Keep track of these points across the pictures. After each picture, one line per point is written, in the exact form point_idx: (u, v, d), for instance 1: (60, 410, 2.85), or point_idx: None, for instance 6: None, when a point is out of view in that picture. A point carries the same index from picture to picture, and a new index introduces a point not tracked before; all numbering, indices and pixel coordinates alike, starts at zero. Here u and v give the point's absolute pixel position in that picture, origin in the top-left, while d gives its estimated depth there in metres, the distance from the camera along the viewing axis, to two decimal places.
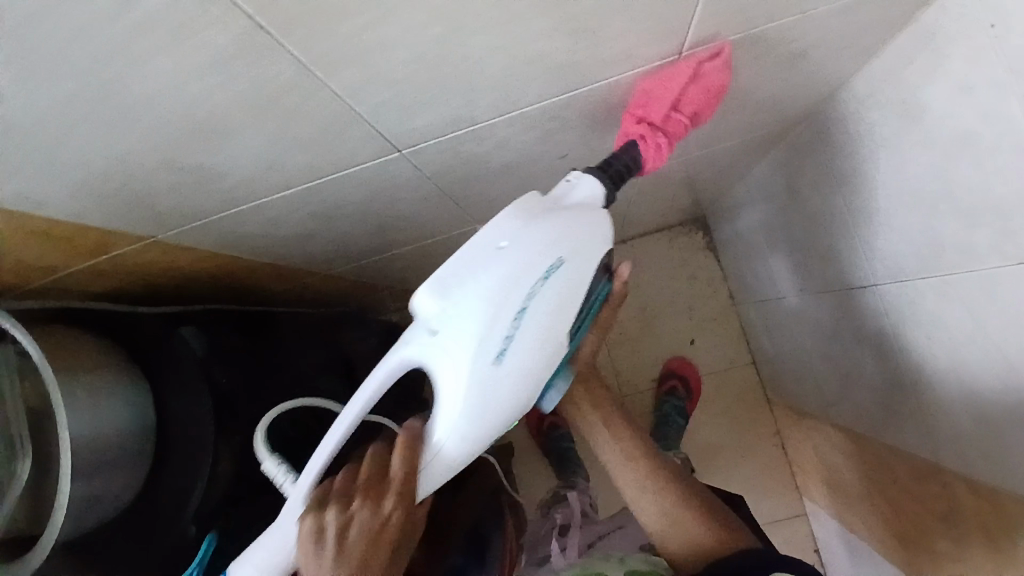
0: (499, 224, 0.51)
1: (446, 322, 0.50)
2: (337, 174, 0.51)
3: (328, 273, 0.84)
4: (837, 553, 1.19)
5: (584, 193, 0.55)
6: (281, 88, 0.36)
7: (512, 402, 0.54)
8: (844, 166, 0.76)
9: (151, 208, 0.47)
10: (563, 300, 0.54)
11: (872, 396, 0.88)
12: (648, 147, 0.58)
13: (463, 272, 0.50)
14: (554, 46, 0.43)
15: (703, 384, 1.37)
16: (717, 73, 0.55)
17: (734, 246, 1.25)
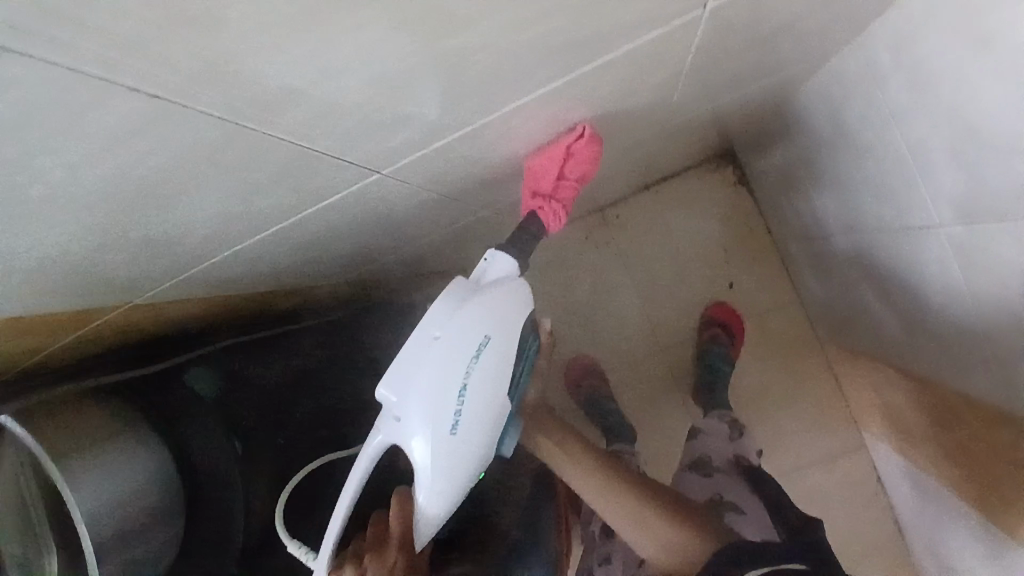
0: (431, 317, 0.56)
1: (405, 412, 0.56)
2: (315, 207, 0.45)
3: (340, 283, 0.79)
4: (903, 490, 1.14)
5: (500, 271, 0.62)
6: (218, 142, 0.31)
7: (471, 456, 0.62)
8: (903, 97, 0.66)
9: (120, 278, 0.43)
10: (498, 367, 0.61)
11: (935, 338, 0.81)
12: (547, 214, 0.65)
13: (408, 367, 0.56)
14: (552, 27, 0.35)
15: (746, 327, 1.30)
16: (591, 146, 0.62)
17: (772, 180, 1.14)
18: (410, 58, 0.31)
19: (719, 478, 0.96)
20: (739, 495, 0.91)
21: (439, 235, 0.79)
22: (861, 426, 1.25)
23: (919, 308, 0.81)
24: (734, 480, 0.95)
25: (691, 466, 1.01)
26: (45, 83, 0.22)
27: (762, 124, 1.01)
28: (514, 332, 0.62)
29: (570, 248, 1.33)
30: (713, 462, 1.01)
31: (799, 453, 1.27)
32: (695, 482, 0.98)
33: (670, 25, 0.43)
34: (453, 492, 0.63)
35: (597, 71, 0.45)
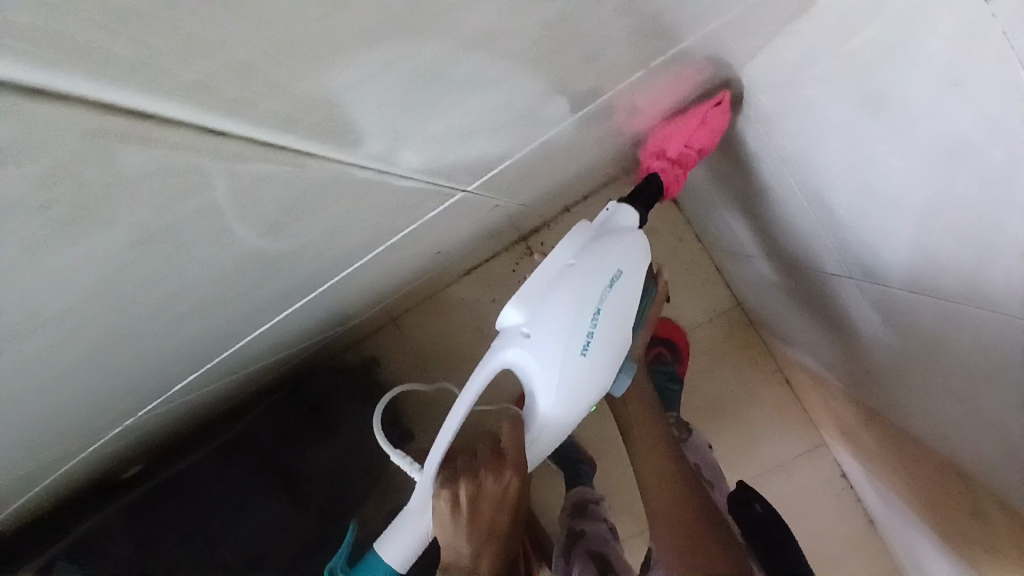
0: (566, 245, 0.59)
1: (536, 327, 0.58)
2: None
3: (203, 393, 0.70)
4: (865, 486, 1.12)
5: (622, 221, 0.64)
6: None
7: (593, 381, 0.63)
8: (797, 143, 0.60)
9: None
10: (626, 300, 0.62)
11: (874, 368, 0.76)
12: (668, 176, 0.75)
13: (544, 287, 0.58)
14: None
15: (691, 342, 1.25)
16: (722, 115, 0.68)
17: (693, 192, 1.07)
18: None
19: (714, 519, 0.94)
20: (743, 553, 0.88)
21: (308, 321, 0.68)
22: (818, 425, 1.22)
23: (855, 343, 0.77)
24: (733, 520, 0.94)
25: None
26: None
27: None
28: (641, 272, 0.63)
29: (498, 285, 1.22)
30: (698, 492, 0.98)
31: (761, 457, 1.24)
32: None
33: None
34: (575, 409, 0.64)
35: None
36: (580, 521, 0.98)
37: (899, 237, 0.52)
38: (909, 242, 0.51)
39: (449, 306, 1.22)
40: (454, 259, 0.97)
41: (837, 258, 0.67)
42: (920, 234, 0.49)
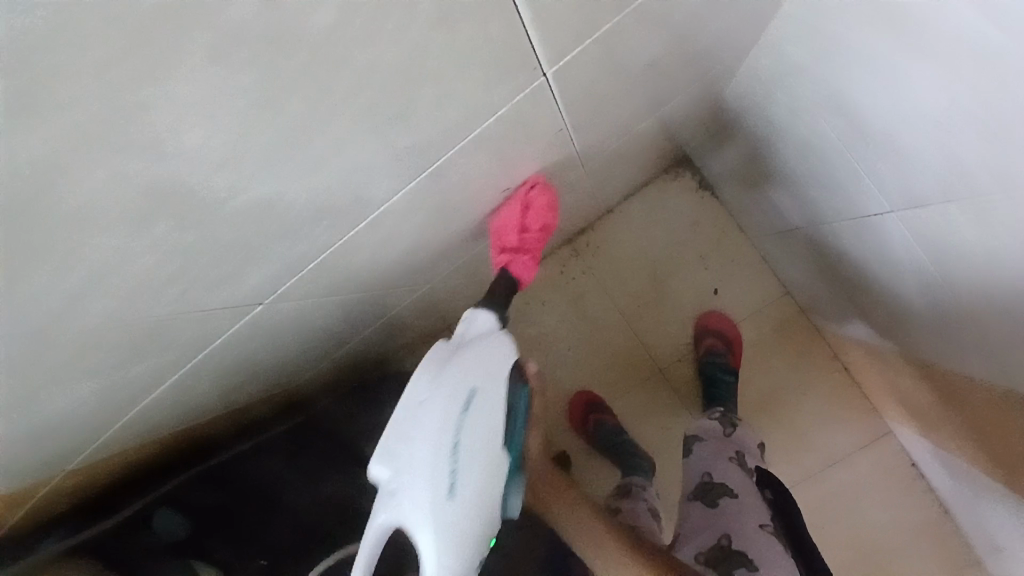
0: (419, 383, 0.60)
1: (399, 484, 0.54)
2: (203, 353, 0.44)
3: (297, 381, 0.75)
4: (933, 467, 1.09)
5: (481, 331, 0.63)
6: (40, 364, 0.31)
7: (479, 527, 0.54)
8: (827, 93, 0.64)
9: (30, 466, 0.43)
10: (492, 424, 0.57)
11: (932, 315, 0.76)
12: (517, 266, 0.68)
13: (406, 437, 0.57)
14: (365, 149, 0.31)
15: (742, 331, 1.25)
16: (546, 194, 0.66)
17: (729, 179, 1.11)
18: (205, 197, 0.27)
19: (729, 507, 0.82)
20: (760, 541, 0.77)
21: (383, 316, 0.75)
22: (881, 410, 1.20)
23: (910, 291, 0.77)
24: (757, 504, 0.83)
25: (694, 493, 0.88)
26: None
27: (707, 128, 0.98)
28: (504, 382, 0.59)
29: (547, 286, 1.28)
30: (715, 481, 0.86)
31: (824, 450, 1.22)
32: (700, 514, 0.84)
33: (515, 102, 0.37)
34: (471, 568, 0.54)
35: (456, 164, 0.40)
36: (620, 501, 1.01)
37: (939, 161, 0.55)
38: (948, 164, 0.54)
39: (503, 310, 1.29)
40: None
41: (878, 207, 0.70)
42: (958, 153, 0.52)
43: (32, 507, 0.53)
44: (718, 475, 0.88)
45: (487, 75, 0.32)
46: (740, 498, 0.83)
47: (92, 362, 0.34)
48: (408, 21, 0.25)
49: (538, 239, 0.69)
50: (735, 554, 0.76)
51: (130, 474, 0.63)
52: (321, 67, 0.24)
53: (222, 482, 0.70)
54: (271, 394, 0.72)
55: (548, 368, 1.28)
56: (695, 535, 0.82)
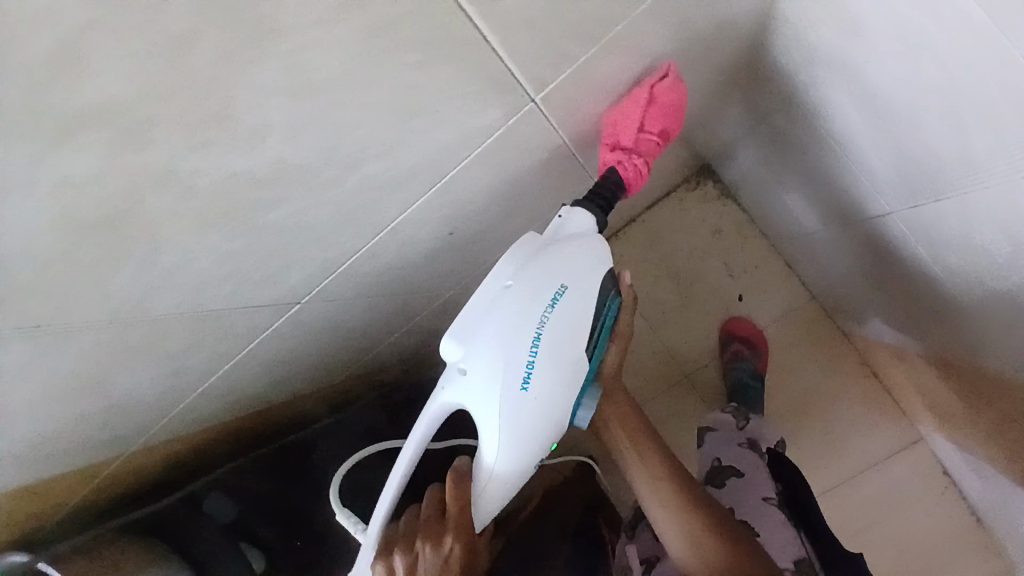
0: (503, 265, 0.55)
1: (474, 363, 0.54)
2: (250, 345, 0.51)
3: (336, 384, 0.81)
4: (970, 477, 1.09)
5: (576, 225, 0.58)
6: (121, 345, 0.37)
7: (541, 421, 0.57)
8: (828, 90, 0.67)
9: (104, 440, 0.51)
10: (574, 323, 0.56)
11: (949, 308, 0.78)
12: (629, 169, 0.61)
13: (481, 318, 0.54)
14: (381, 170, 0.38)
15: (768, 336, 1.27)
16: (675, 91, 0.59)
17: (749, 185, 1.15)
18: (254, 208, 0.33)
19: (735, 486, 0.88)
20: (763, 512, 0.84)
21: (412, 326, 0.80)
22: (911, 414, 1.19)
23: (929, 286, 0.79)
24: (763, 478, 0.88)
25: (706, 478, 0.92)
26: None
27: (721, 132, 1.03)
28: (595, 285, 0.58)
29: None
30: (723, 464, 0.92)
31: (855, 455, 1.21)
32: (710, 496, 0.90)
33: (507, 125, 0.43)
34: (526, 455, 0.57)
35: (461, 177, 0.46)
36: None
37: (938, 143, 0.58)
38: (947, 144, 0.57)
39: None
40: None
41: (889, 192, 0.72)
42: (956, 136, 0.55)
43: (98, 482, 0.61)
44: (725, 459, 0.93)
45: (484, 102, 0.39)
46: (745, 476, 0.88)
47: (165, 351, 0.41)
48: (407, 62, 0.31)
49: (654, 146, 0.61)
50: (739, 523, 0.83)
51: (187, 460, 0.71)
52: (342, 103, 0.31)
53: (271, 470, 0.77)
54: (312, 396, 0.79)
55: None
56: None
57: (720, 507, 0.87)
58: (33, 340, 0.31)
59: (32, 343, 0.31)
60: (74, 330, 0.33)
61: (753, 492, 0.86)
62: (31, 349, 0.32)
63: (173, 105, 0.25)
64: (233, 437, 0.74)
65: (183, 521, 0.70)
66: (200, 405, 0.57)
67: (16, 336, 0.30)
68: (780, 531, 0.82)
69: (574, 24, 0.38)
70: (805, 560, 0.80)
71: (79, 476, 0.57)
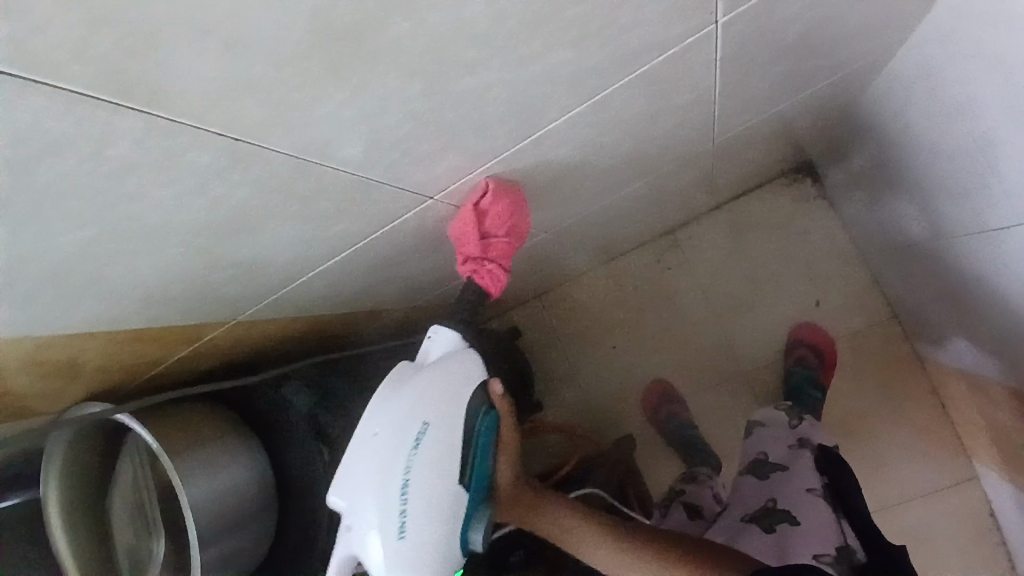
0: (371, 412, 0.53)
1: (354, 517, 0.50)
2: (377, 232, 0.52)
3: (420, 307, 0.81)
4: (1019, 521, 1.05)
5: (442, 347, 0.56)
6: (283, 189, 0.38)
7: (435, 558, 0.53)
8: (978, 90, 0.64)
9: (223, 296, 0.53)
10: (445, 450, 0.52)
11: None
12: (485, 277, 0.57)
13: (353, 470, 0.51)
14: (563, 61, 0.37)
15: (838, 348, 1.23)
16: (506, 199, 0.53)
17: (852, 188, 1.11)
18: (451, 71, 0.33)
19: (779, 478, 0.91)
20: (806, 502, 0.85)
21: None
22: (971, 453, 1.15)
23: None
24: (808, 471, 0.90)
25: (747, 469, 0.96)
26: (173, 154, 0.30)
27: (840, 124, 0.99)
28: (464, 406, 0.54)
29: (644, 270, 1.31)
30: (769, 460, 0.95)
31: (900, 483, 1.18)
32: (753, 484, 0.92)
33: (684, 43, 0.42)
34: None
35: (617, 96, 0.46)
36: (685, 485, 1.06)
37: None
38: None
39: (595, 285, 1.33)
40: (612, 228, 1.09)
41: (1020, 205, 0.68)
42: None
43: (196, 347, 0.63)
44: (772, 455, 0.97)
45: (678, 11, 0.38)
46: (790, 470, 0.91)
47: (309, 210, 0.42)
48: None
49: (505, 247, 0.57)
50: (779, 512, 0.84)
51: (272, 350, 0.73)
52: None
53: (346, 375, 0.79)
54: (396, 315, 0.80)
55: (630, 351, 1.31)
56: (745, 499, 0.91)
57: (762, 496, 0.89)
58: (224, 152, 0.32)
59: (220, 153, 0.32)
60: (256, 155, 0.33)
61: (797, 482, 0.88)
62: (217, 161, 0.32)
63: None
64: (317, 336, 0.76)
65: (263, 404, 0.73)
66: (308, 288, 0.59)
67: (218, 144, 0.31)
68: (822, 521, 0.82)
69: None
70: (846, 548, 0.78)
71: (185, 335, 0.59)
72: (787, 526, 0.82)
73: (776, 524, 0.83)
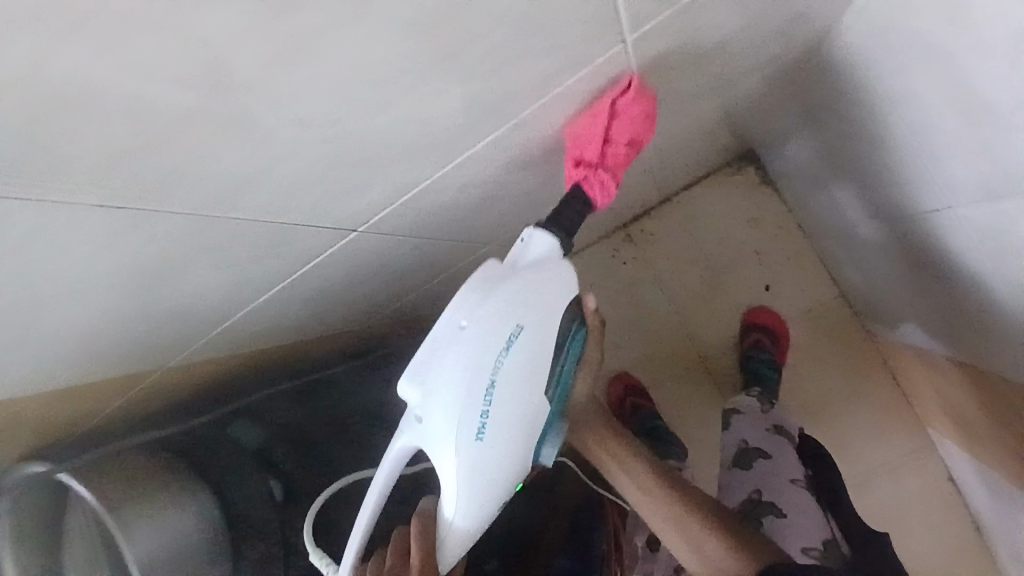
0: (458, 304, 0.50)
1: (426, 411, 0.51)
2: (306, 268, 0.50)
3: (369, 328, 0.80)
4: (975, 487, 1.10)
5: (540, 250, 0.53)
6: (188, 241, 0.36)
7: (507, 467, 0.53)
8: (909, 78, 0.66)
9: (151, 344, 0.50)
10: (534, 363, 0.52)
11: (986, 312, 0.78)
12: (594, 185, 0.54)
13: (432, 361, 0.51)
14: (474, 92, 0.36)
15: (791, 330, 1.26)
16: (642, 100, 0.51)
17: (795, 173, 1.13)
18: (347, 117, 0.32)
19: (762, 467, 0.90)
20: (789, 493, 0.86)
21: (449, 279, 0.79)
22: (926, 422, 1.19)
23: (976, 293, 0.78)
24: (790, 461, 0.90)
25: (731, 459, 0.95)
26: (53, 225, 0.29)
27: (777, 113, 1.01)
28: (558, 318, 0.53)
29: (599, 266, 1.32)
30: (750, 445, 0.94)
31: (862, 455, 1.22)
32: (737, 476, 0.91)
33: (596, 63, 0.42)
34: (490, 503, 0.54)
35: (539, 115, 0.45)
36: None
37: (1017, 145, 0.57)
38: None
39: None
40: None
41: (953, 187, 0.70)
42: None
43: (133, 396, 0.61)
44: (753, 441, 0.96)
45: (585, 32, 0.37)
46: (773, 457, 0.91)
47: (224, 255, 0.40)
48: None
49: (625, 157, 0.54)
50: (763, 505, 0.85)
51: (212, 388, 0.71)
52: (453, 20, 0.29)
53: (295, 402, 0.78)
54: (341, 339, 0.78)
55: None
56: (729, 492, 0.91)
57: (746, 488, 0.88)
58: (112, 217, 0.30)
59: (111, 217, 0.30)
60: (152, 214, 0.32)
61: (781, 473, 0.88)
62: (111, 224, 0.31)
63: None
64: (263, 368, 0.73)
65: (212, 443, 0.72)
66: (241, 327, 0.57)
67: (100, 211, 0.29)
68: (809, 511, 0.84)
69: None
70: (831, 539, 0.82)
71: (117, 385, 0.56)
72: (773, 519, 0.84)
73: (762, 518, 0.84)
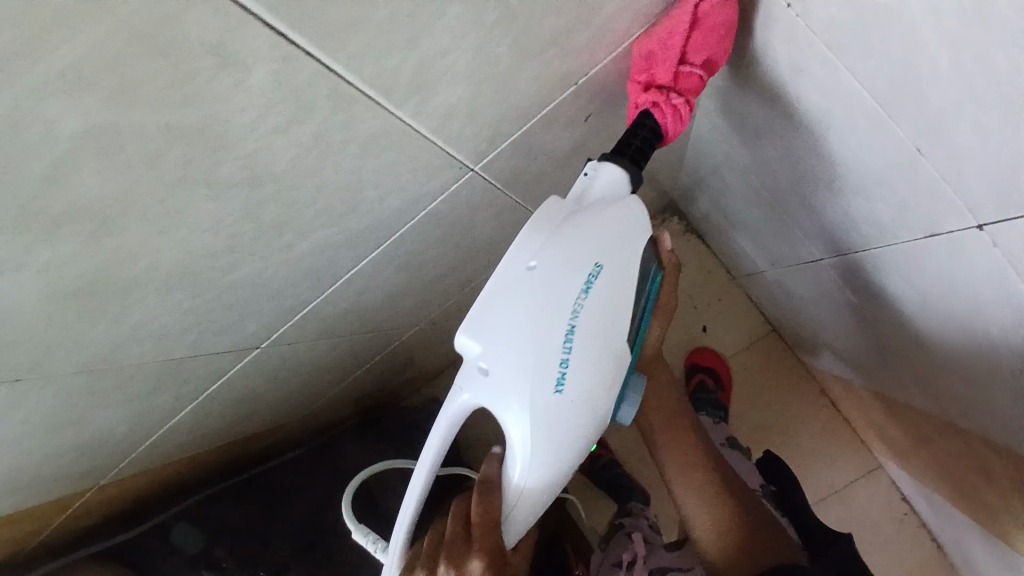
0: (524, 242, 0.47)
1: (494, 363, 0.47)
2: (219, 382, 0.55)
3: (307, 416, 0.83)
4: (922, 503, 1.14)
5: (605, 185, 0.50)
6: (87, 390, 0.41)
7: (583, 424, 0.50)
8: (755, 153, 0.74)
9: (77, 470, 0.54)
10: (614, 303, 0.48)
11: (871, 345, 0.85)
12: (665, 112, 0.51)
13: (495, 310, 0.47)
14: (328, 237, 0.41)
15: (731, 367, 1.31)
16: (724, 9, 0.47)
17: (710, 223, 1.21)
18: (211, 279, 0.37)
19: None
20: None
21: (379, 363, 0.83)
22: (869, 443, 1.24)
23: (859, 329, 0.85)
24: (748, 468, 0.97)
25: None
26: None
27: (681, 173, 1.09)
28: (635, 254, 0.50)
29: None
30: None
31: (815, 482, 1.25)
32: None
33: (450, 190, 0.48)
34: (561, 465, 0.51)
35: (411, 235, 0.51)
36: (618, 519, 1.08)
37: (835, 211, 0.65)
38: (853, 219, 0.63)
39: None
40: None
41: (812, 240, 0.79)
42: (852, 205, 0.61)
43: (69, 515, 0.64)
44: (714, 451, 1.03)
45: (425, 174, 0.43)
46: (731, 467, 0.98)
47: (127, 393, 0.45)
48: (346, 163, 0.35)
49: (699, 80, 0.51)
50: None
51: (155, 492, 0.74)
52: (285, 200, 0.35)
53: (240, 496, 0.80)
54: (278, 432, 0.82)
55: None
56: None
57: None
58: (8, 390, 0.35)
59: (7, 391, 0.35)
60: (44, 380, 0.36)
61: None
62: (7, 396, 0.35)
63: (138, 207, 0.28)
64: (204, 467, 0.77)
65: (154, 550, 0.74)
66: (168, 440, 0.61)
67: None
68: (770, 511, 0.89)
69: (509, 112, 0.43)
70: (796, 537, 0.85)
71: (52, 509, 0.60)
72: None
73: None
